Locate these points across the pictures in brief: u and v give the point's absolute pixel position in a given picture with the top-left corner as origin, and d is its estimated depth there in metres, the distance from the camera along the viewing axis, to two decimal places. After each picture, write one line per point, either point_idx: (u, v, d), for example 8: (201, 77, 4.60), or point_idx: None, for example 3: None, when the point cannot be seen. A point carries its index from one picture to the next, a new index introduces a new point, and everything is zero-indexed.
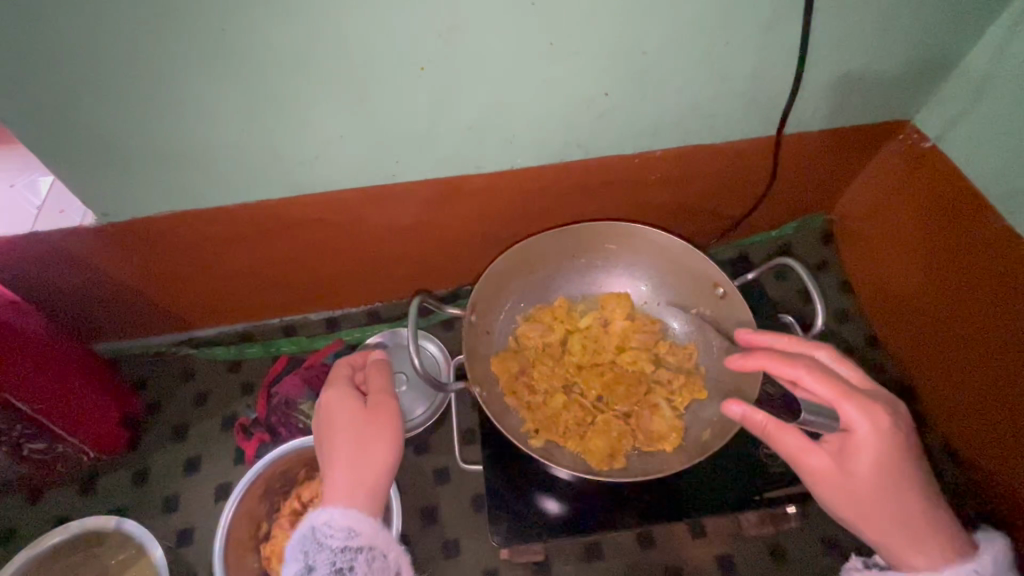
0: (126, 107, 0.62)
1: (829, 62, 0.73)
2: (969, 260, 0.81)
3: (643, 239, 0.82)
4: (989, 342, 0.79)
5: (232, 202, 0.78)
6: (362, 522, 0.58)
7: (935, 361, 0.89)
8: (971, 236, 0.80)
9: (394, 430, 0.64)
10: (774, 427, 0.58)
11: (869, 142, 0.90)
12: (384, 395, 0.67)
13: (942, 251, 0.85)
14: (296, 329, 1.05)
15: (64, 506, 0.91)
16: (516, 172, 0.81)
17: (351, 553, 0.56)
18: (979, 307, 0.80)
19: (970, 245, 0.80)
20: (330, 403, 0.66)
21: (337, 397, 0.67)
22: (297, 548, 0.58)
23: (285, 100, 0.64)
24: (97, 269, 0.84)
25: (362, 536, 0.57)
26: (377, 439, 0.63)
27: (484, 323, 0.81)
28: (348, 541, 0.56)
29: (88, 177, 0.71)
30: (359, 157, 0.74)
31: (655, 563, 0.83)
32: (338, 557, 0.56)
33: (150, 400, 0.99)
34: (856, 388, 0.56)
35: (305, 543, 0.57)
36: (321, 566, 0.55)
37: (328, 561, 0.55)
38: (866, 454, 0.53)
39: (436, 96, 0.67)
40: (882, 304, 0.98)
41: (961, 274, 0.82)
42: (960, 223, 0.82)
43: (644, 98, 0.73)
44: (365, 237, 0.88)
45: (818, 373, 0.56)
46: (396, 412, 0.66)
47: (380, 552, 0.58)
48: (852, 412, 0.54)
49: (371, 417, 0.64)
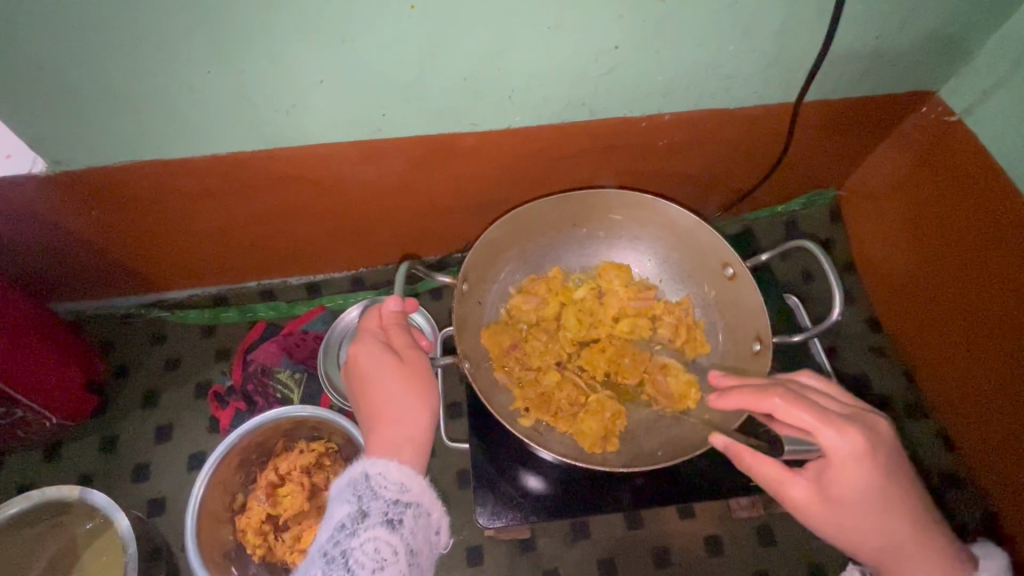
0: (70, 40, 0.54)
1: (860, 23, 0.67)
2: (983, 242, 0.77)
3: (651, 212, 0.77)
4: (995, 329, 0.77)
5: (200, 153, 0.71)
6: (418, 475, 0.48)
7: (936, 346, 0.87)
8: (987, 218, 0.77)
9: (434, 389, 0.54)
10: (750, 455, 0.53)
11: (891, 114, 0.85)
12: (413, 351, 0.56)
13: (955, 232, 0.81)
14: (275, 294, 0.99)
15: (27, 473, 0.86)
16: (514, 132, 0.75)
17: (406, 506, 0.46)
18: (988, 292, 0.77)
19: (986, 235, 0.77)
20: (358, 360, 0.55)
21: (365, 352, 0.55)
22: (344, 490, 0.47)
23: (254, 37, 0.57)
24: (52, 223, 0.77)
25: (419, 489, 0.48)
26: (419, 400, 0.53)
27: (476, 292, 0.76)
28: (404, 492, 0.47)
29: (35, 119, 0.63)
30: (340, 107, 0.67)
31: (642, 544, 0.82)
32: (394, 507, 0.46)
33: (118, 364, 0.94)
34: (830, 411, 0.50)
35: (357, 486, 0.46)
36: (375, 513, 0.45)
37: (382, 510, 0.45)
38: (849, 478, 0.49)
39: (428, 41, 0.60)
40: (888, 289, 0.95)
41: (973, 257, 0.79)
42: (975, 203, 0.78)
43: (659, 54, 0.66)
44: (349, 197, 0.82)
45: (795, 399, 0.50)
46: (429, 368, 0.56)
47: (432, 512, 0.48)
48: (831, 437, 0.49)
49: (409, 374, 0.54)
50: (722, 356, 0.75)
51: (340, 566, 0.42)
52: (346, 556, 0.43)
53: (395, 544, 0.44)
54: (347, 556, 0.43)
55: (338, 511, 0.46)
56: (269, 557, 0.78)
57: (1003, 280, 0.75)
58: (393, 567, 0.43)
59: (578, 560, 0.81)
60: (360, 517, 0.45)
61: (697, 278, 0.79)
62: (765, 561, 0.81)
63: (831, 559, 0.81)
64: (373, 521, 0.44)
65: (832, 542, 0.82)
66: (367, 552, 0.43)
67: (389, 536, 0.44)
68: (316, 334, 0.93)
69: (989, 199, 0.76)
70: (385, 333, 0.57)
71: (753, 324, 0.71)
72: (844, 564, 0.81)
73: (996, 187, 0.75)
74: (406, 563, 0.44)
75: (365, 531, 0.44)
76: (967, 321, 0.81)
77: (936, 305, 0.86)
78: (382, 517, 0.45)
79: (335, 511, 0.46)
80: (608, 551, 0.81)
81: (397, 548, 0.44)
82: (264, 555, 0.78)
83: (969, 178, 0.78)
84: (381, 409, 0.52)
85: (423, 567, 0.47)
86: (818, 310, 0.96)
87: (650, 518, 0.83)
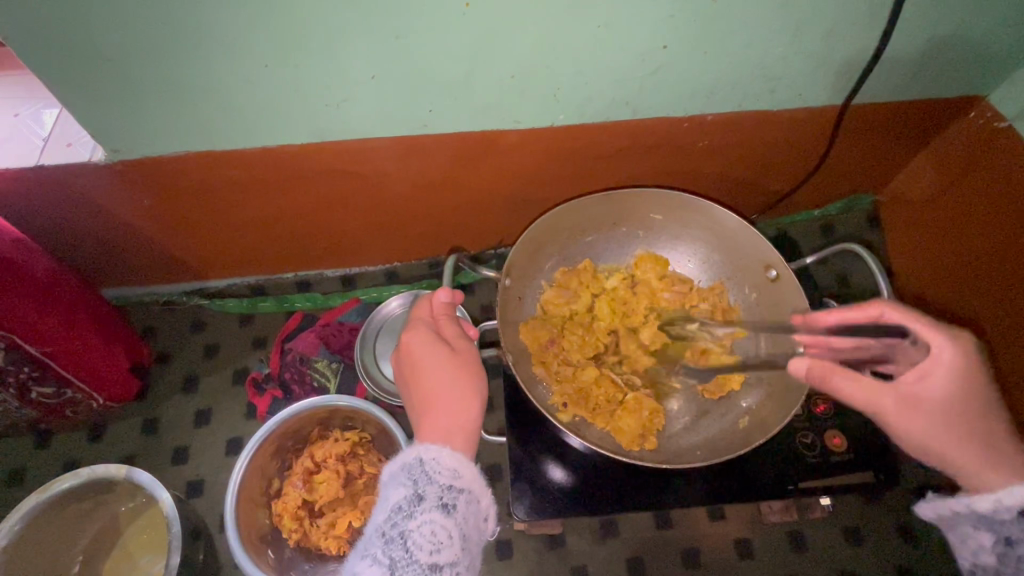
0: (139, 29, 0.56)
1: (912, 26, 0.66)
2: (1007, 249, 0.79)
3: (692, 210, 0.77)
4: (1017, 334, 0.79)
5: (251, 146, 0.73)
6: (470, 463, 0.49)
7: None
8: (1010, 224, 0.78)
9: (484, 382, 0.55)
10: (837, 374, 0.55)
11: (936, 119, 0.84)
12: (465, 343, 0.58)
13: (981, 237, 0.83)
14: (311, 285, 1.01)
15: (73, 451, 0.89)
16: (556, 131, 0.76)
17: (459, 492, 0.47)
18: (1012, 299, 0.79)
19: (1010, 241, 0.78)
20: (411, 348, 0.56)
21: (419, 341, 0.56)
22: (399, 474, 0.48)
23: (312, 32, 0.58)
24: (106, 209, 0.79)
25: (471, 476, 0.48)
26: (469, 391, 0.53)
27: (517, 289, 0.77)
28: (457, 478, 0.48)
29: (97, 107, 0.65)
30: (389, 103, 0.68)
31: (672, 544, 0.82)
32: (448, 492, 0.47)
33: (160, 349, 0.97)
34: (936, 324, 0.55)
35: (412, 470, 0.47)
36: (430, 498, 0.46)
37: (437, 495, 0.46)
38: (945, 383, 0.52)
39: (480, 38, 0.61)
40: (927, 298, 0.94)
41: (998, 262, 0.81)
42: (1001, 210, 0.79)
43: (706, 55, 0.67)
44: (391, 191, 0.83)
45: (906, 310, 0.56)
46: (480, 362, 0.56)
47: (482, 498, 0.49)
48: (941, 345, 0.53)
49: (460, 365, 0.55)
50: (760, 308, 0.76)
51: (399, 546, 0.44)
52: (404, 538, 0.44)
53: (449, 528, 0.45)
54: (405, 538, 0.44)
55: (393, 494, 0.47)
56: (304, 543, 0.80)
57: None
58: (448, 551, 0.44)
59: (607, 557, 0.81)
60: (416, 500, 0.46)
61: (737, 280, 0.78)
62: (797, 567, 0.81)
63: (864, 567, 0.80)
64: (429, 505, 0.45)
65: (865, 549, 0.81)
66: (424, 534, 0.44)
67: (444, 521, 0.45)
68: (351, 326, 0.96)
69: (1012, 207, 0.77)
70: (436, 323, 0.59)
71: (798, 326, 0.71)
72: (878, 574, 0.80)
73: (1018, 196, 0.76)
74: (460, 547, 0.45)
75: (422, 514, 0.45)
76: (1004, 330, 0.81)
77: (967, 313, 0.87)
78: (436, 501, 0.46)
79: (390, 494, 0.47)
80: (637, 550, 0.81)
81: (452, 533, 0.45)
82: (299, 540, 0.80)
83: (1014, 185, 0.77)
84: (434, 397, 0.53)
85: (474, 553, 0.48)
86: None
87: (680, 519, 0.83)
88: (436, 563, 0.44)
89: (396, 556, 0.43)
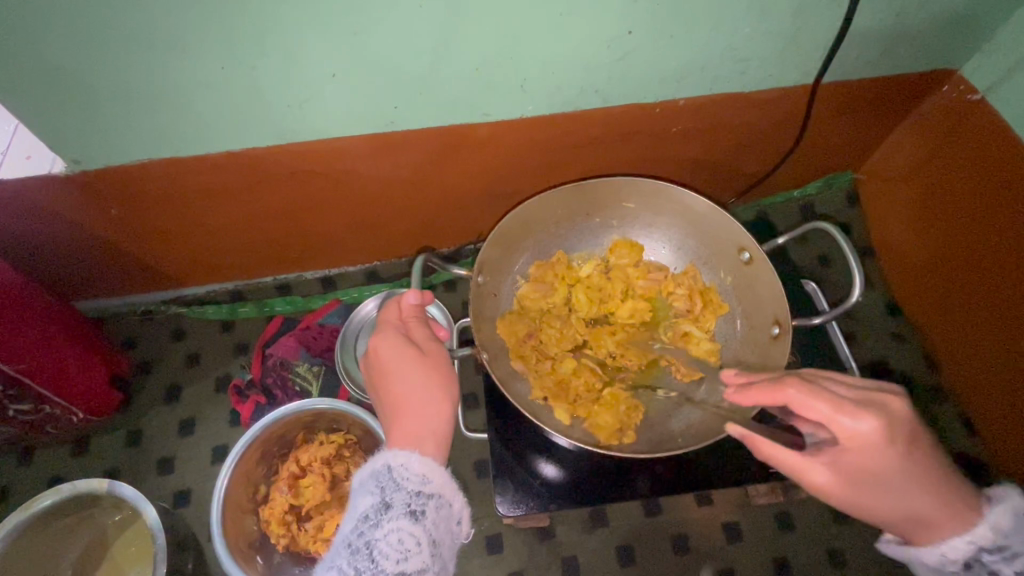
0: (86, 37, 0.54)
1: (879, 3, 0.65)
2: (980, 222, 0.79)
3: (666, 197, 0.77)
4: (995, 307, 0.79)
5: (215, 151, 0.71)
6: (440, 467, 0.49)
7: (944, 324, 0.88)
8: (982, 196, 0.79)
9: (453, 385, 0.54)
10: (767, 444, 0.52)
11: (909, 95, 0.83)
12: (435, 345, 0.57)
13: (953, 210, 0.83)
14: (290, 288, 1.01)
15: (57, 467, 0.88)
16: (526, 122, 0.75)
17: (428, 497, 0.47)
18: (989, 270, 0.79)
19: (983, 213, 0.79)
20: (379, 351, 0.55)
21: (387, 344, 0.55)
22: (367, 482, 0.48)
23: (265, 31, 0.56)
24: (72, 221, 0.78)
25: (441, 481, 0.48)
26: (440, 395, 0.53)
27: (492, 284, 0.77)
28: (426, 484, 0.47)
29: (52, 118, 0.63)
30: (354, 100, 0.67)
31: (661, 530, 0.82)
32: (416, 499, 0.46)
33: (140, 359, 0.96)
34: (845, 395, 0.50)
35: (380, 477, 0.47)
36: (397, 505, 0.46)
37: (404, 501, 0.46)
38: (863, 462, 0.48)
39: (439, 31, 0.59)
40: (925, 288, 0.91)
41: (972, 236, 0.81)
42: (972, 183, 0.80)
43: (673, 38, 0.65)
44: (364, 190, 0.82)
45: (810, 389, 0.50)
46: (451, 365, 0.56)
47: (454, 502, 0.49)
48: (849, 426, 0.48)
49: (429, 369, 0.54)
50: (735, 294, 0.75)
51: (364, 557, 0.44)
52: (370, 548, 0.44)
53: (417, 535, 0.45)
54: (371, 547, 0.44)
55: (361, 502, 0.47)
56: (293, 547, 0.79)
57: (1002, 258, 0.77)
58: (416, 558, 0.44)
59: (596, 547, 0.81)
60: (382, 508, 0.45)
61: (712, 265, 0.78)
62: (784, 547, 0.81)
63: (851, 544, 0.81)
64: (396, 513, 0.45)
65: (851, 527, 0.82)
66: (390, 543, 0.44)
67: (412, 528, 0.45)
68: (332, 327, 0.95)
69: (982, 179, 0.78)
70: (405, 325, 0.58)
71: (773, 312, 0.70)
72: (865, 550, 0.81)
73: (986, 168, 0.77)
74: (429, 554, 0.45)
75: (388, 523, 0.45)
76: (1002, 320, 0.78)
77: (946, 287, 0.87)
78: (404, 509, 0.45)
79: (358, 502, 0.47)
80: (626, 539, 0.82)
81: (420, 539, 0.45)
82: (287, 545, 0.79)
83: (1006, 171, 0.74)
84: (403, 402, 0.52)
85: (446, 557, 0.48)
86: (837, 297, 0.95)
87: (667, 505, 0.83)
88: (403, 571, 0.43)
89: (361, 567, 0.43)
